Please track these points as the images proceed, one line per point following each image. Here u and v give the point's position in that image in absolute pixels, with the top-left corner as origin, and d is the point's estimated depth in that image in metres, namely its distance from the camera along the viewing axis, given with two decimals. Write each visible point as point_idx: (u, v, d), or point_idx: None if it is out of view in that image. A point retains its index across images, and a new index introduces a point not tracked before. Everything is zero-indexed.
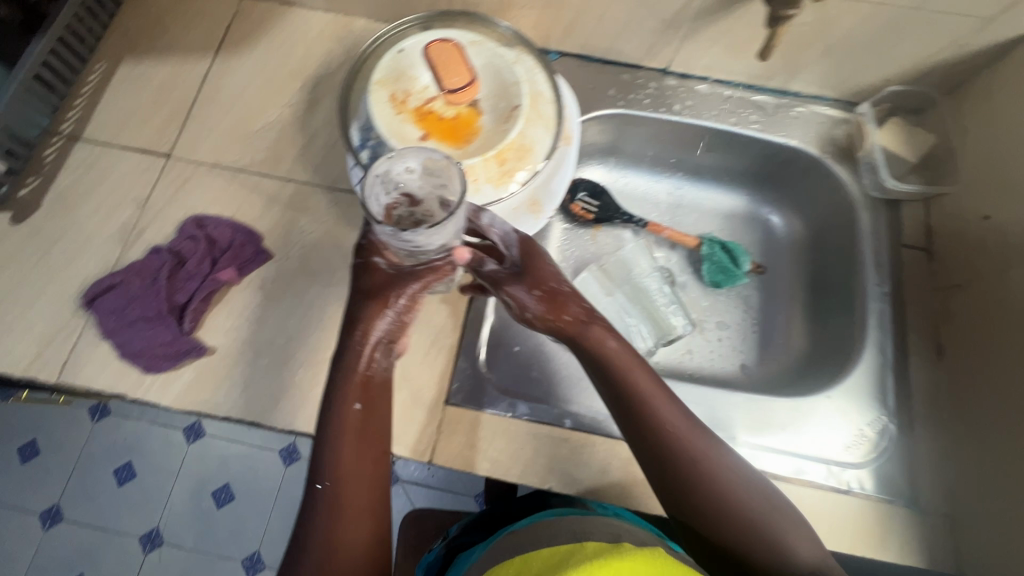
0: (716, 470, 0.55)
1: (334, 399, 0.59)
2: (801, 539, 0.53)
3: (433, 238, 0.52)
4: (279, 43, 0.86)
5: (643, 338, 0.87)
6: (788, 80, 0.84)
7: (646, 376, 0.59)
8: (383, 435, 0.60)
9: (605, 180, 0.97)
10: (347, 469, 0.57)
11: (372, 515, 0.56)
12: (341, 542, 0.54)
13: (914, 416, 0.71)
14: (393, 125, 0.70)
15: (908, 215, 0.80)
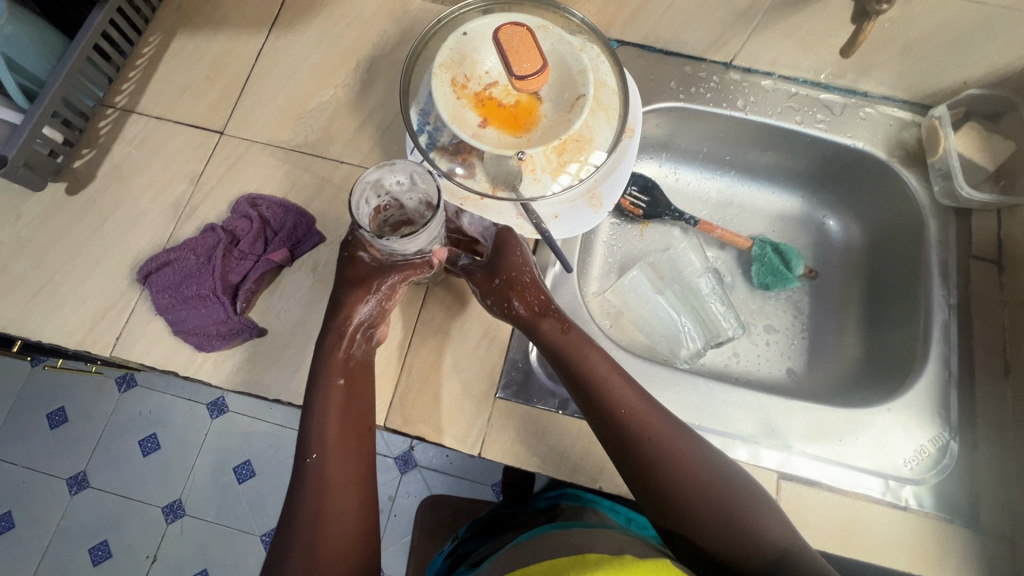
0: (686, 463, 0.58)
1: (313, 378, 0.63)
2: (771, 521, 0.56)
3: (409, 243, 0.60)
4: (334, 21, 0.85)
5: (692, 340, 0.85)
6: (859, 79, 0.81)
7: (617, 375, 0.62)
8: (367, 413, 0.63)
9: (656, 176, 0.95)
10: (332, 443, 0.60)
11: (359, 489, 0.59)
12: (328, 513, 0.56)
13: (976, 433, 0.68)
14: (455, 110, 0.68)
15: (978, 225, 0.77)
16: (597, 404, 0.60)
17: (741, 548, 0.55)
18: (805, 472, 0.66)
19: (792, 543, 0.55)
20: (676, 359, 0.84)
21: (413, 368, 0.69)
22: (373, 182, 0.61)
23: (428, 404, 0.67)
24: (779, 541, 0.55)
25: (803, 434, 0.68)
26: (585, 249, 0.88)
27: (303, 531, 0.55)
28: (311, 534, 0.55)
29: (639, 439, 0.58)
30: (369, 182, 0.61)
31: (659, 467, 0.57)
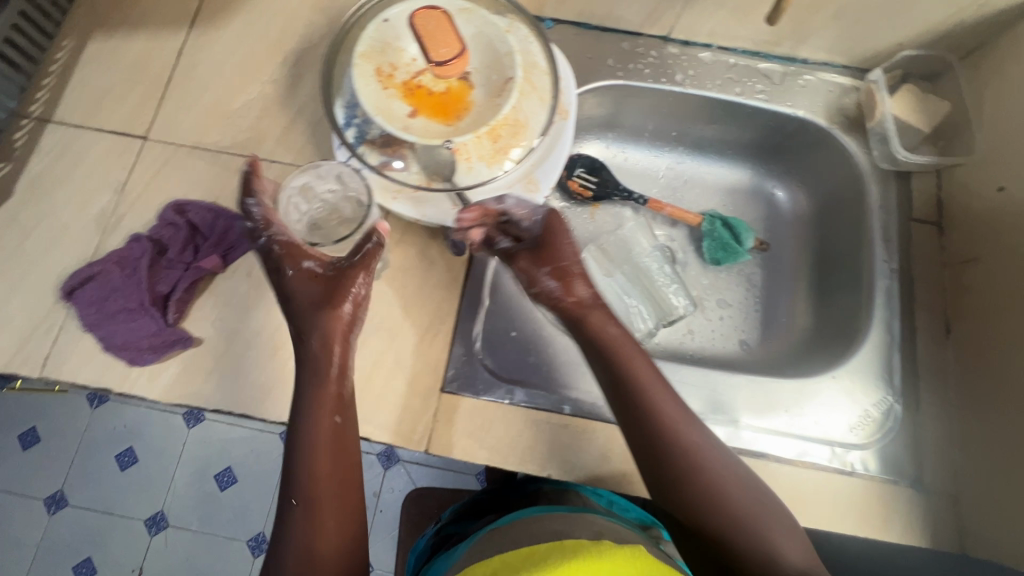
0: (714, 474, 0.59)
1: (300, 412, 0.61)
2: (789, 540, 0.55)
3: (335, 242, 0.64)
4: (258, 13, 0.81)
5: (644, 320, 0.85)
6: (797, 46, 0.80)
7: (655, 383, 0.62)
8: (355, 447, 0.62)
9: (605, 158, 0.93)
10: (321, 482, 0.59)
11: (347, 525, 0.59)
12: (319, 551, 0.57)
13: (920, 395, 0.69)
14: (380, 101, 0.66)
15: (919, 187, 0.76)
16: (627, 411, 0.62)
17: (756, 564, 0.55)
18: (753, 445, 0.66)
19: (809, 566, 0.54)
20: (629, 339, 0.83)
21: (356, 367, 0.67)
22: (296, 195, 0.68)
23: (373, 403, 0.66)
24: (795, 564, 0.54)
25: (750, 407, 0.69)
26: None
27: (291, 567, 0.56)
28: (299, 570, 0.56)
29: (665, 446, 0.59)
30: (291, 195, 0.67)
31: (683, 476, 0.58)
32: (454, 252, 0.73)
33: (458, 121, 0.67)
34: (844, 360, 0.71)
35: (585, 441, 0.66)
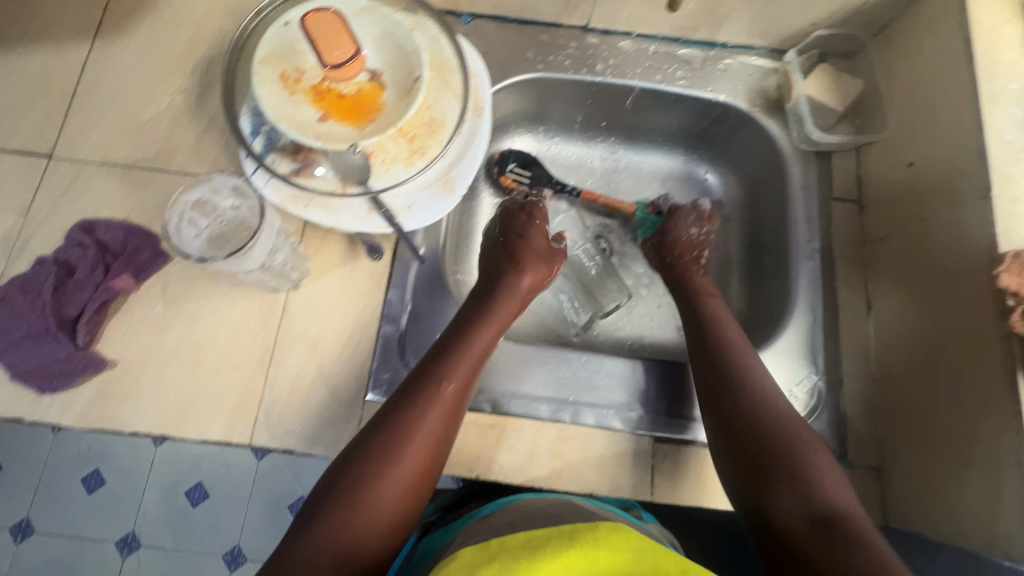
0: (771, 404, 0.60)
1: (455, 357, 0.61)
2: (836, 480, 0.54)
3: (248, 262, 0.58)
4: (166, 21, 0.79)
5: (578, 314, 0.85)
6: (714, 30, 0.79)
7: (733, 330, 0.67)
8: (460, 420, 0.60)
9: (537, 152, 0.93)
10: (417, 430, 0.56)
11: (413, 489, 0.54)
12: (382, 503, 0.52)
13: (843, 372, 0.70)
14: (285, 107, 0.64)
15: (839, 165, 0.77)
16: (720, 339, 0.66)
17: (790, 495, 0.54)
18: (679, 433, 0.67)
19: (851, 511, 0.52)
20: (568, 333, 0.84)
21: (278, 379, 0.66)
22: (191, 212, 0.60)
23: (296, 414, 0.65)
24: (836, 503, 0.52)
25: (673, 397, 0.69)
26: (466, 233, 0.87)
27: (338, 515, 0.51)
28: (350, 520, 0.51)
29: (741, 372, 0.62)
30: (185, 214, 0.60)
31: (740, 400, 0.60)
32: (370, 260, 0.70)
33: (370, 122, 0.65)
34: (770, 342, 0.72)
35: (511, 441, 0.65)
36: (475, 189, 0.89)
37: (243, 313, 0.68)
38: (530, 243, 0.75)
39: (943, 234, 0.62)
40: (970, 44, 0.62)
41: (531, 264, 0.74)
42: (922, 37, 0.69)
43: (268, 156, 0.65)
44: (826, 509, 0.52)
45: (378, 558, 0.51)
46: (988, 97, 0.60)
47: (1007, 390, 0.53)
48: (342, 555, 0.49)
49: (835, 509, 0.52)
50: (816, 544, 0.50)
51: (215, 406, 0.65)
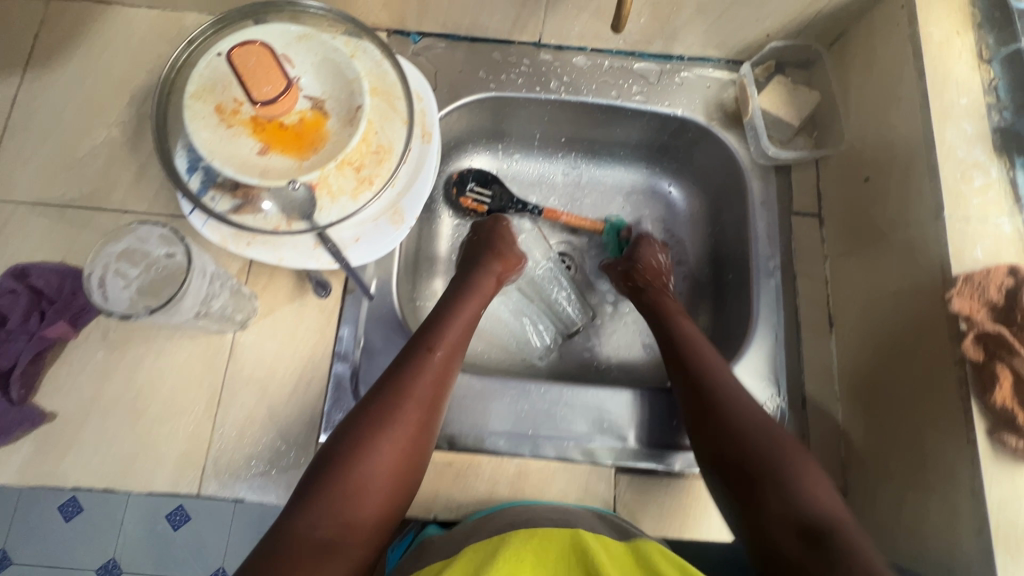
0: (755, 415, 0.57)
1: (442, 331, 0.64)
2: (826, 492, 0.52)
3: (178, 311, 0.53)
4: (101, 50, 0.76)
5: (542, 335, 0.83)
6: (669, 44, 0.78)
7: (710, 351, 0.64)
8: (450, 392, 0.62)
9: (497, 171, 0.90)
10: (405, 406, 0.57)
11: (409, 461, 0.55)
12: (377, 476, 0.53)
13: (805, 392, 0.69)
14: (220, 143, 0.60)
15: (798, 179, 0.76)
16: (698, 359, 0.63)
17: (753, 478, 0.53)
18: (644, 461, 0.65)
19: (844, 520, 0.50)
20: (529, 355, 0.82)
21: (227, 424, 0.64)
22: (114, 263, 0.55)
23: (246, 460, 0.63)
24: (828, 513, 0.50)
25: (637, 424, 0.67)
26: (425, 257, 0.84)
27: (336, 487, 0.51)
28: (349, 494, 0.51)
29: (723, 389, 0.59)
30: (107, 264, 0.55)
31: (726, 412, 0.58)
32: (317, 297, 0.68)
33: (315, 151, 0.62)
34: (732, 363, 0.70)
35: (469, 478, 0.64)
36: (433, 212, 0.86)
37: (188, 356, 0.66)
38: (502, 235, 0.78)
39: (898, 252, 0.61)
40: (921, 58, 0.61)
41: (507, 251, 0.77)
42: (873, 50, 0.68)
43: (206, 194, 0.61)
44: (788, 488, 0.52)
45: (377, 530, 0.52)
46: (939, 112, 0.59)
47: (960, 418, 0.52)
48: (342, 526, 0.50)
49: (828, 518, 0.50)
50: (810, 555, 0.48)
51: (163, 455, 0.63)
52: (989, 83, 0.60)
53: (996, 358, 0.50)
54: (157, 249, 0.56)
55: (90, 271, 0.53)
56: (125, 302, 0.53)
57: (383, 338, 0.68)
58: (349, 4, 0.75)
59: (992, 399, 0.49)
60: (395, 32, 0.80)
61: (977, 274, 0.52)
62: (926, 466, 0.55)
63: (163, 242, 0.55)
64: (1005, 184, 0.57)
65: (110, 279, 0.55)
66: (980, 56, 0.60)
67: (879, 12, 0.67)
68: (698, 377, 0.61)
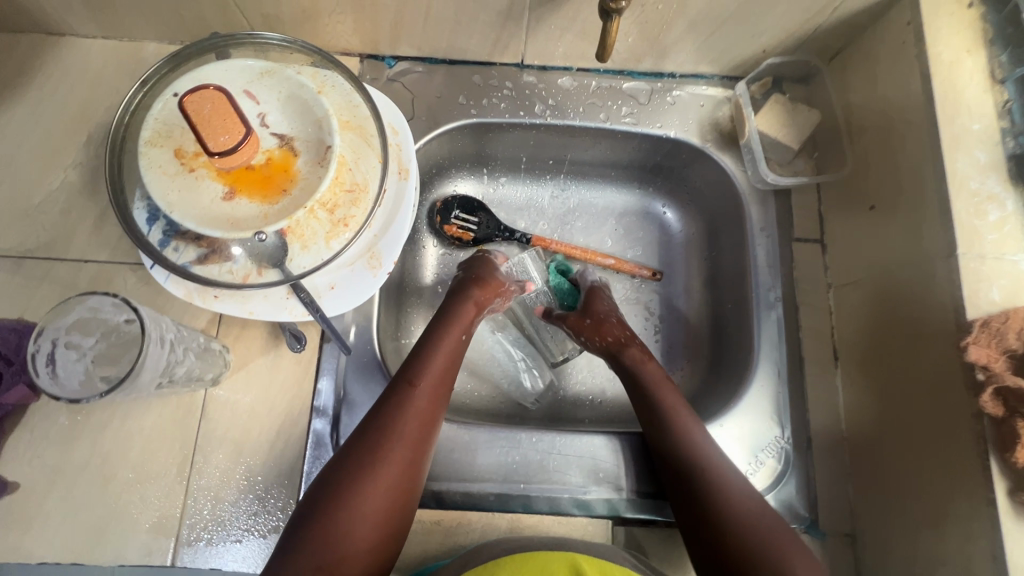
0: (730, 489, 0.55)
1: (425, 361, 0.60)
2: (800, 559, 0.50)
3: (138, 383, 0.51)
4: (56, 86, 0.72)
5: (539, 375, 0.75)
6: (660, 62, 0.73)
7: (685, 411, 0.61)
8: (439, 426, 0.58)
9: (483, 197, 0.84)
10: (386, 448, 0.53)
11: (394, 504, 0.52)
12: (359, 521, 0.50)
13: (811, 432, 0.65)
14: (178, 191, 0.54)
15: (798, 203, 0.72)
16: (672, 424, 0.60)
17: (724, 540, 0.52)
18: (642, 512, 0.63)
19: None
20: (522, 397, 0.74)
21: (202, 487, 0.61)
22: (64, 336, 0.52)
23: (223, 525, 0.60)
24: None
25: (633, 474, 0.64)
26: (409, 292, 0.78)
27: (316, 536, 0.49)
28: (330, 542, 0.49)
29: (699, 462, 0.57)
30: (56, 338, 0.51)
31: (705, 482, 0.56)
32: (292, 350, 0.64)
33: (287, 195, 0.56)
34: (734, 403, 0.66)
35: (459, 536, 0.61)
36: (415, 242, 0.80)
37: (158, 416, 0.62)
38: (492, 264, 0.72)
39: (908, 289, 0.57)
40: (929, 80, 0.57)
41: (491, 276, 0.71)
42: (877, 68, 0.64)
43: (169, 247, 0.56)
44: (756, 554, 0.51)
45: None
46: (950, 140, 0.55)
47: (978, 474, 0.49)
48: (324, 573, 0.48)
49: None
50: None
51: (133, 523, 0.60)
52: (1002, 106, 0.56)
53: (1016, 413, 0.46)
54: (108, 317, 0.52)
55: (38, 348, 0.50)
56: (79, 378, 0.51)
57: (364, 388, 0.65)
58: (317, 30, 0.70)
59: (1012, 457, 0.46)
60: (369, 57, 0.76)
61: (995, 319, 0.49)
62: (941, 519, 0.52)
63: (113, 310, 0.52)
64: (1021, 216, 0.53)
65: (61, 354, 0.51)
66: (992, 76, 0.57)
67: (882, 28, 0.63)
68: (671, 443, 0.59)
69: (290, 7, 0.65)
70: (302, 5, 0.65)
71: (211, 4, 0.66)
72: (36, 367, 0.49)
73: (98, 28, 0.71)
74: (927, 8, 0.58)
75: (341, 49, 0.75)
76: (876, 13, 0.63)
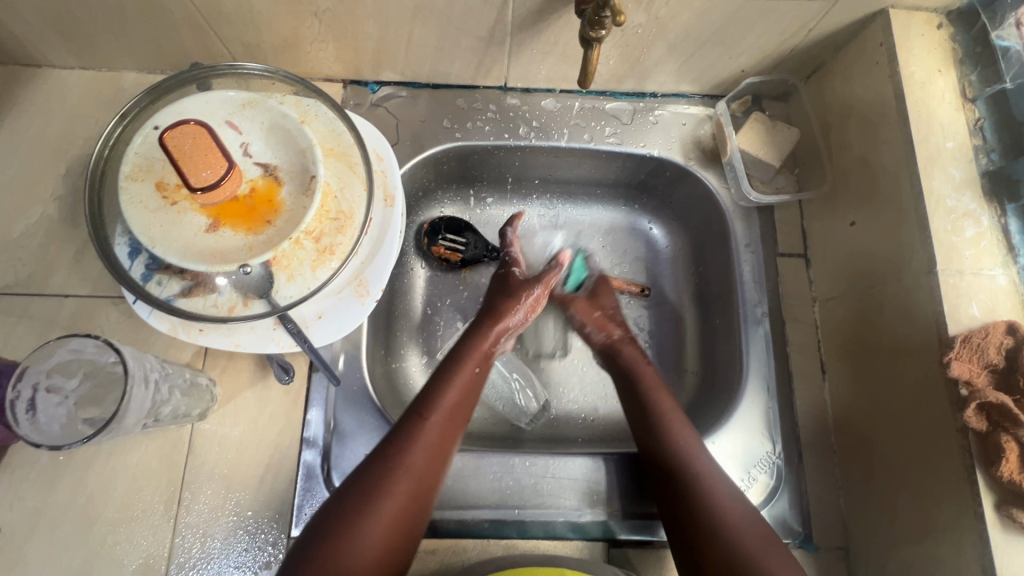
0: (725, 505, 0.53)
1: (437, 393, 0.59)
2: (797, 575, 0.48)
3: (122, 426, 0.50)
4: (32, 118, 0.71)
5: (534, 395, 0.74)
6: (641, 83, 0.74)
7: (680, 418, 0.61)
8: (451, 458, 0.57)
9: (470, 218, 0.83)
10: (396, 474, 0.52)
11: (397, 539, 0.50)
12: (362, 546, 0.48)
13: (802, 446, 0.66)
14: (158, 226, 0.53)
15: (781, 218, 0.73)
16: (664, 429, 0.60)
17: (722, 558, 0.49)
18: (639, 534, 0.62)
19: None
20: (517, 419, 0.73)
21: (191, 525, 0.60)
22: (45, 379, 0.50)
23: (213, 564, 0.59)
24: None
25: (628, 495, 0.63)
26: (398, 315, 0.77)
27: (316, 564, 0.46)
28: (330, 569, 0.46)
29: (694, 468, 0.56)
30: (37, 382, 0.50)
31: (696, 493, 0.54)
32: (280, 381, 0.64)
33: (271, 226, 0.55)
34: (726, 419, 0.66)
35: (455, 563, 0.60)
36: (404, 264, 0.79)
37: (144, 453, 0.61)
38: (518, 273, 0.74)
39: (891, 304, 0.58)
40: (903, 100, 0.58)
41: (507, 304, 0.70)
42: (852, 87, 0.65)
43: (151, 282, 0.55)
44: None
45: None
46: (926, 158, 0.56)
47: (965, 488, 0.49)
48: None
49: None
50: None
51: (120, 565, 0.58)
52: (974, 124, 0.57)
53: (1000, 428, 0.47)
54: (92, 358, 0.51)
55: (17, 395, 0.49)
56: (61, 422, 0.50)
57: (354, 416, 0.64)
58: (299, 58, 0.70)
59: (998, 472, 0.47)
60: (353, 82, 0.76)
61: (976, 334, 0.50)
62: (933, 534, 0.52)
63: (97, 353, 0.51)
64: (996, 231, 0.54)
65: (42, 398, 0.50)
66: (963, 95, 0.58)
67: (857, 48, 0.64)
68: (664, 449, 0.58)
69: (272, 36, 0.65)
70: (283, 34, 0.65)
71: (191, 35, 0.65)
72: (16, 415, 0.48)
73: (76, 59, 0.70)
74: (897, 30, 0.60)
75: (324, 75, 0.75)
76: (850, 35, 0.64)
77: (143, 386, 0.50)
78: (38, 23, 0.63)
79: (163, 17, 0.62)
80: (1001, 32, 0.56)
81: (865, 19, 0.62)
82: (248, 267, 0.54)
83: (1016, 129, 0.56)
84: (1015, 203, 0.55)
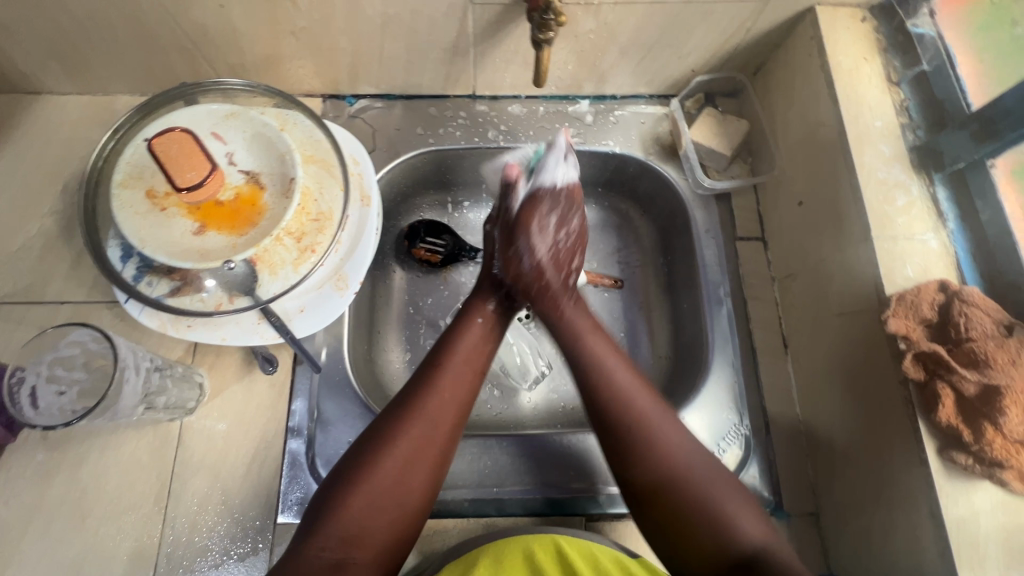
0: (690, 480, 0.52)
1: (451, 345, 0.61)
2: (752, 521, 0.51)
3: (117, 411, 0.55)
4: (32, 139, 0.76)
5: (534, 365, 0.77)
6: (600, 86, 0.79)
7: (625, 374, 0.57)
8: (469, 407, 0.58)
9: (449, 222, 0.87)
10: (413, 423, 0.54)
11: (405, 492, 0.52)
12: (378, 496, 0.51)
13: (769, 417, 0.68)
14: (150, 227, 0.56)
15: (737, 204, 0.78)
16: (614, 390, 0.56)
17: (714, 541, 0.50)
18: (614, 507, 0.65)
19: (768, 546, 0.50)
20: (517, 385, 0.76)
21: (181, 513, 0.62)
22: (47, 370, 0.55)
23: (202, 552, 0.61)
24: (754, 540, 0.50)
25: (603, 469, 0.66)
26: (382, 315, 0.80)
27: (331, 524, 0.49)
28: (345, 526, 0.49)
29: (638, 425, 0.54)
30: (41, 371, 0.55)
31: (663, 481, 0.52)
32: (266, 373, 0.67)
33: (254, 226, 0.58)
34: (694, 395, 0.68)
35: (436, 542, 0.63)
36: (385, 269, 0.82)
37: (136, 445, 0.64)
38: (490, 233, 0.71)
39: (837, 275, 0.62)
40: (834, 87, 0.64)
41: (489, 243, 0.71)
42: (793, 78, 0.71)
43: (142, 281, 0.58)
44: (743, 555, 0.49)
45: (383, 554, 0.50)
46: (857, 138, 0.61)
47: (911, 438, 0.52)
48: (345, 544, 0.49)
49: (756, 547, 0.49)
50: None
51: (111, 555, 0.60)
52: (901, 104, 0.63)
53: (936, 375, 0.50)
54: (89, 348, 0.55)
55: (20, 380, 0.54)
56: (56, 409, 0.54)
57: (337, 403, 0.67)
58: (280, 75, 0.76)
59: (937, 418, 0.50)
60: (332, 97, 0.81)
61: (909, 293, 0.53)
62: (886, 485, 0.55)
63: (92, 343, 0.55)
64: (926, 199, 0.59)
65: (43, 386, 0.55)
66: (889, 79, 0.64)
67: (794, 41, 0.70)
68: (635, 438, 0.54)
69: (254, 55, 0.71)
70: (264, 53, 0.70)
71: (179, 56, 0.71)
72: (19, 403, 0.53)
73: (72, 84, 0.76)
74: (825, 24, 0.65)
75: (304, 91, 0.80)
76: (786, 31, 0.70)
77: (133, 375, 0.54)
78: (38, 51, 0.68)
79: (153, 41, 0.68)
80: (916, 20, 0.64)
81: (797, 17, 0.67)
82: (232, 263, 0.57)
83: (936, 107, 0.61)
84: (940, 172, 0.60)
